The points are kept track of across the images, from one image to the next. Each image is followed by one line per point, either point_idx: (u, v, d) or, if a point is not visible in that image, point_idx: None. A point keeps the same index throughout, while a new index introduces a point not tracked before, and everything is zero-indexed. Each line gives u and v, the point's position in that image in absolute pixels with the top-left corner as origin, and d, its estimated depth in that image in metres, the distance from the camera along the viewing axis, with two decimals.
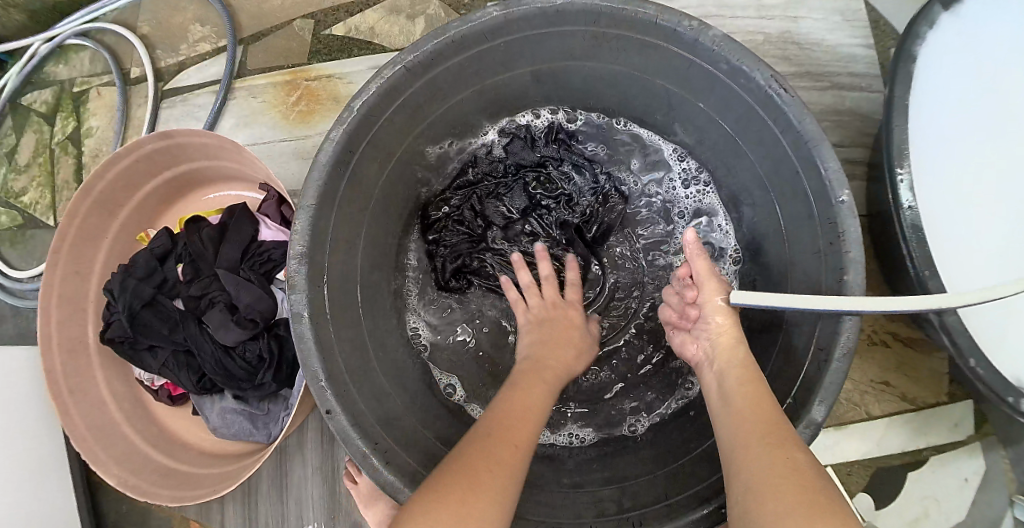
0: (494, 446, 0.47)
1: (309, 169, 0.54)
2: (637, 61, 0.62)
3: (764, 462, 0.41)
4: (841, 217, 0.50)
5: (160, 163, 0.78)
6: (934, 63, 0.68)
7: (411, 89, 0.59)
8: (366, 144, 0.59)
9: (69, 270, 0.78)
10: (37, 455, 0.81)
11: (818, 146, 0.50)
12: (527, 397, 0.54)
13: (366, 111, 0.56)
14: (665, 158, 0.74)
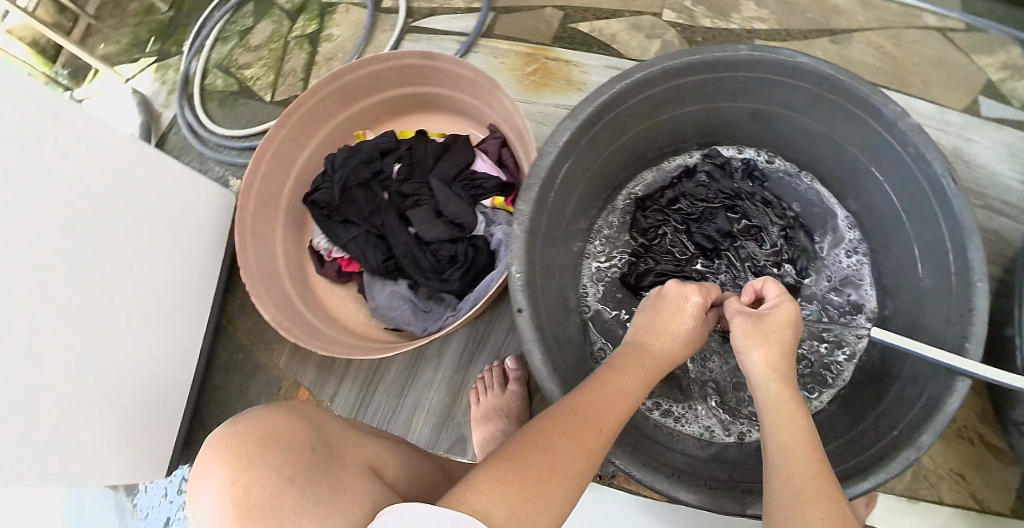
0: (575, 422, 0.46)
1: (564, 122, 0.66)
2: (840, 127, 0.74)
3: (829, 502, 0.41)
4: (975, 297, 0.60)
5: (407, 79, 0.91)
6: None
7: (660, 87, 0.71)
8: (612, 116, 0.71)
9: (290, 135, 0.90)
10: (189, 275, 0.91)
11: (971, 234, 0.61)
12: (623, 380, 0.53)
13: (620, 93, 0.69)
14: (838, 224, 0.83)
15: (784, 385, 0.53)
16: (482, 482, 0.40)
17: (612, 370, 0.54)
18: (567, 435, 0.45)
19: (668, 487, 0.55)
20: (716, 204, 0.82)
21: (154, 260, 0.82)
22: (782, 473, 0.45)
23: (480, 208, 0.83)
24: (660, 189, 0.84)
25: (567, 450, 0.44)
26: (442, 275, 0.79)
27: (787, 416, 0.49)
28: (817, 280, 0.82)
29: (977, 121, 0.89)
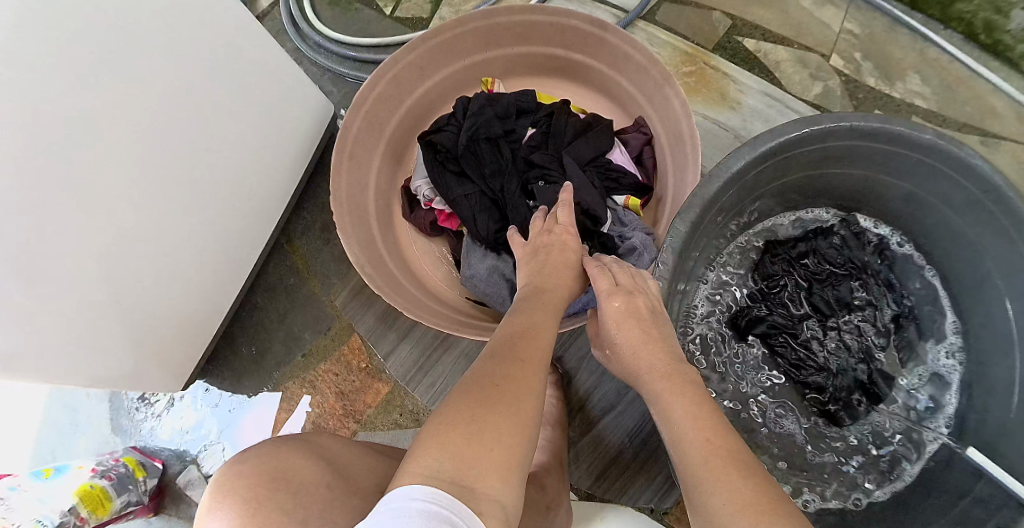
0: (509, 364, 0.43)
1: (728, 157, 0.61)
2: (981, 235, 0.67)
3: (746, 479, 0.39)
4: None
5: (562, 40, 0.84)
6: None
7: (839, 141, 0.66)
8: (784, 156, 0.66)
9: (417, 62, 0.82)
10: (266, 181, 0.82)
11: None
12: (534, 316, 0.51)
13: (801, 137, 0.63)
14: (944, 325, 0.75)
15: (659, 356, 0.51)
16: (424, 448, 0.36)
17: (531, 309, 0.52)
18: (504, 388, 0.41)
19: None
20: (840, 271, 0.79)
21: (229, 153, 0.74)
22: (697, 481, 0.41)
23: (610, 204, 0.77)
24: (792, 241, 0.81)
25: (507, 393, 0.40)
26: None
27: (689, 402, 0.46)
28: (899, 377, 0.77)
29: None
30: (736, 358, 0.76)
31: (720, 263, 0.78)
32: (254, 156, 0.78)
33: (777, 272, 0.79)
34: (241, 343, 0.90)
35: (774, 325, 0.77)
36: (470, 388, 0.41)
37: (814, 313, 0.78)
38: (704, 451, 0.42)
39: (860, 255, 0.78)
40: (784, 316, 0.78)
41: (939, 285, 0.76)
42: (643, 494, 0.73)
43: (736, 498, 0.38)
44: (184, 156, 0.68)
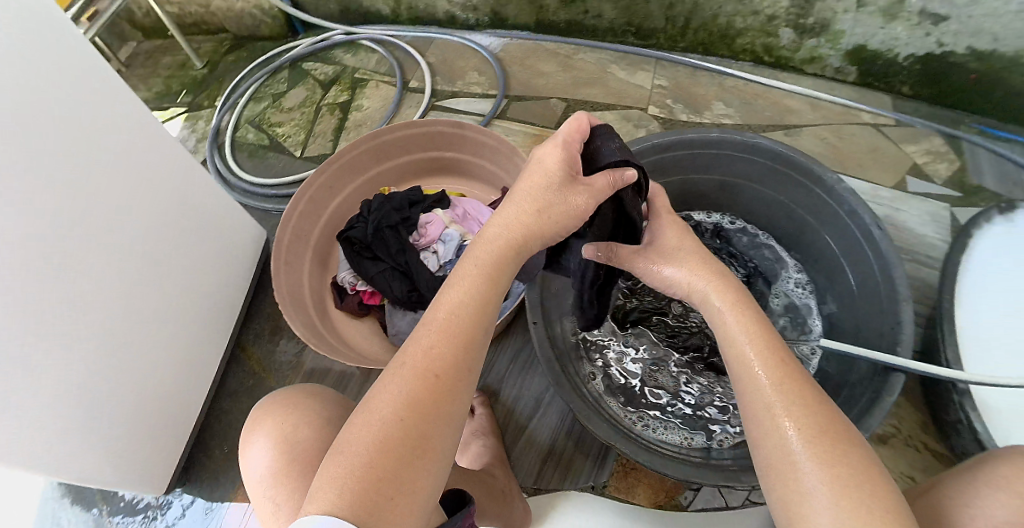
0: (417, 386, 0.48)
1: None
2: (788, 193, 0.94)
3: (813, 412, 0.48)
4: (903, 315, 0.75)
5: (434, 142, 1.05)
6: (991, 258, 0.94)
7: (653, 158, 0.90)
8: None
9: (325, 184, 1.02)
10: (216, 296, 0.98)
11: (896, 265, 0.78)
12: (444, 312, 0.53)
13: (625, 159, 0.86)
14: (788, 267, 1.00)
15: (754, 321, 0.56)
16: (350, 470, 0.45)
17: (433, 331, 0.52)
18: (423, 410, 0.47)
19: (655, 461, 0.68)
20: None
21: (182, 274, 0.89)
22: (771, 420, 0.48)
23: None
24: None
25: (429, 409, 0.48)
26: None
27: (782, 375, 0.50)
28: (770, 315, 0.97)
29: (903, 197, 1.06)
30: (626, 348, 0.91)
31: None
32: (206, 278, 0.95)
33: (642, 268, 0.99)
34: (212, 448, 1.00)
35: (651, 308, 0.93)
36: (398, 409, 0.47)
37: None
38: (772, 384, 0.50)
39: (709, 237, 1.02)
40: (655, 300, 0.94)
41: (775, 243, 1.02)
42: (586, 471, 0.88)
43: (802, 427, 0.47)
44: (151, 279, 0.83)
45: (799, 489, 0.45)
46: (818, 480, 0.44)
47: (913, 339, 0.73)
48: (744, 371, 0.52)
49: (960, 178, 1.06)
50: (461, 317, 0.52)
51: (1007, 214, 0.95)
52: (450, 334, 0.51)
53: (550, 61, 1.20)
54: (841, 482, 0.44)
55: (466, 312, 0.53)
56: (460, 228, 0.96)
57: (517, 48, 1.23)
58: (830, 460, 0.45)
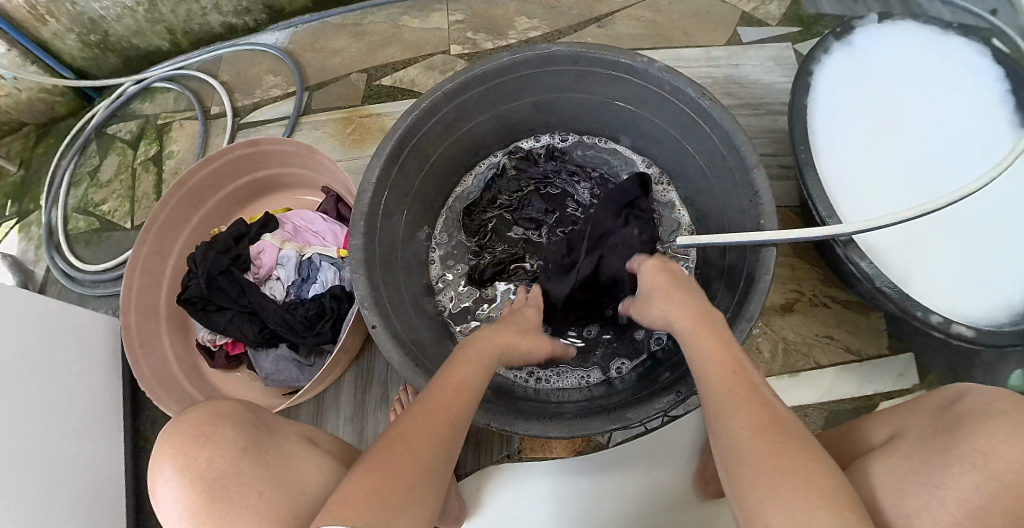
0: (404, 428, 0.51)
1: (371, 161, 0.76)
2: (607, 91, 0.86)
3: (748, 411, 0.50)
4: (755, 178, 0.68)
5: (240, 168, 0.99)
6: (831, 86, 0.90)
7: (444, 110, 0.82)
8: (412, 144, 0.81)
9: (153, 250, 0.96)
10: (92, 402, 0.94)
11: (736, 133, 0.70)
12: (455, 373, 0.58)
13: (413, 124, 0.78)
14: (637, 165, 0.96)
15: (688, 312, 0.64)
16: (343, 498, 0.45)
17: (456, 367, 0.60)
18: (425, 435, 0.51)
19: (540, 428, 0.63)
20: (529, 189, 0.96)
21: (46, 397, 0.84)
22: (724, 404, 0.51)
23: (331, 260, 0.91)
24: (479, 193, 0.96)
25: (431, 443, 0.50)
26: (314, 329, 0.84)
27: (708, 341, 0.58)
28: None
29: (737, 50, 1.01)
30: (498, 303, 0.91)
31: (437, 242, 0.93)
32: (81, 393, 0.91)
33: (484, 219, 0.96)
34: None
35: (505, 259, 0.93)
36: (402, 443, 0.50)
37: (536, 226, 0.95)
38: (728, 391, 0.52)
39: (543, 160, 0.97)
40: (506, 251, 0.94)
41: (616, 144, 0.97)
42: (495, 450, 0.89)
43: (756, 417, 0.49)
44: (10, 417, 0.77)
45: (739, 460, 0.47)
46: (749, 458, 0.46)
47: (774, 206, 0.66)
48: (693, 350, 0.59)
49: (794, 13, 1.03)
50: (471, 384, 0.58)
51: (841, 37, 0.91)
52: (440, 416, 0.53)
53: (342, 34, 1.12)
54: (778, 463, 0.45)
55: (465, 382, 0.58)
56: (294, 246, 0.91)
57: (306, 34, 1.14)
58: (776, 447, 0.46)
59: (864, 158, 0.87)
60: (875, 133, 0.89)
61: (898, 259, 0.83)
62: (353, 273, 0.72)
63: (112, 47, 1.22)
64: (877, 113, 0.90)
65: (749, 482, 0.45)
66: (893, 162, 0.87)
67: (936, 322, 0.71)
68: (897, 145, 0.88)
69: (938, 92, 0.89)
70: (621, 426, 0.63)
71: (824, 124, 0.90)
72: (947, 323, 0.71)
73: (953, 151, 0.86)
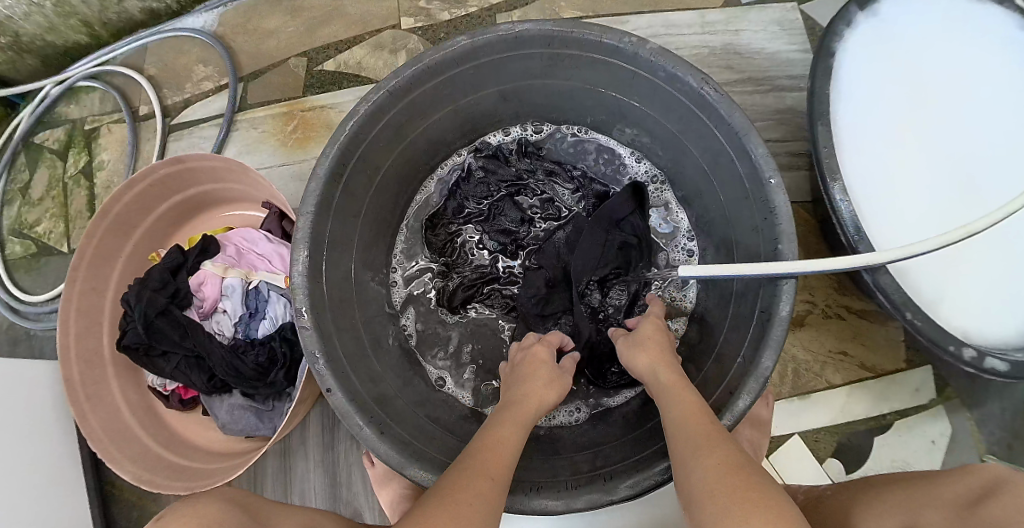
0: (470, 480, 0.46)
1: (309, 182, 0.61)
2: (588, 77, 0.72)
3: (707, 447, 0.48)
4: (772, 194, 0.60)
5: (171, 187, 0.87)
6: (855, 72, 0.87)
7: (393, 110, 0.67)
8: (358, 159, 0.67)
9: (85, 287, 0.85)
10: (46, 459, 0.87)
11: (748, 135, 0.61)
12: (505, 430, 0.53)
13: (356, 131, 0.64)
14: (625, 161, 0.84)
15: (675, 375, 0.59)
16: None
17: (504, 422, 0.54)
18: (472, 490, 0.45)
19: (529, 504, 0.55)
20: (500, 194, 0.84)
21: None
22: (690, 449, 0.48)
23: (279, 291, 0.81)
24: (443, 203, 0.84)
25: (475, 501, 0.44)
26: (267, 378, 0.77)
27: (682, 398, 0.55)
28: None
29: (736, 15, 0.97)
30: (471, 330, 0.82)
31: (398, 263, 0.83)
32: (33, 452, 0.84)
33: (451, 232, 0.84)
34: None
35: (477, 278, 0.82)
36: (450, 496, 0.44)
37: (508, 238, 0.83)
38: (695, 438, 0.49)
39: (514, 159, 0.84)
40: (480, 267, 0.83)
41: (598, 135, 0.84)
42: None
43: (723, 458, 0.46)
44: None
45: (708, 495, 0.43)
46: (717, 493, 0.43)
47: (794, 230, 0.59)
48: (667, 402, 0.56)
49: None
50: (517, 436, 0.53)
51: (865, 15, 0.87)
52: (495, 464, 0.49)
53: (276, 10, 0.96)
54: (738, 496, 0.42)
55: (514, 440, 0.52)
56: (239, 273, 0.80)
57: (236, 12, 0.97)
58: (734, 475, 0.44)
59: (887, 152, 0.85)
60: (902, 124, 0.86)
61: (924, 273, 0.83)
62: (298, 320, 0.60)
63: (27, 48, 1.05)
64: (899, 102, 0.86)
65: (717, 516, 0.41)
66: (919, 156, 0.84)
67: (968, 357, 0.73)
68: (919, 138, 0.85)
69: (967, 81, 0.86)
70: (618, 498, 0.56)
71: (846, 115, 0.86)
72: (979, 359, 0.74)
73: (981, 148, 0.83)
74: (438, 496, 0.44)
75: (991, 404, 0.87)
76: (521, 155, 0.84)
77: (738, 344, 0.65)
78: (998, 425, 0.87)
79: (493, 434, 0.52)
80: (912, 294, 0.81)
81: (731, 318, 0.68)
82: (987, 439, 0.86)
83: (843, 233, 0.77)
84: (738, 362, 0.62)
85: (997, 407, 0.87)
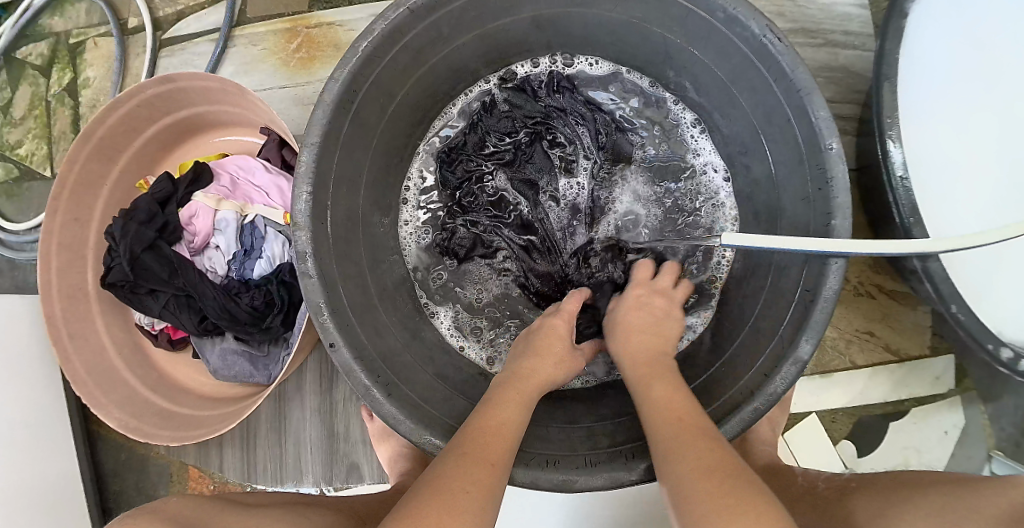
0: (471, 468, 0.44)
1: (313, 108, 0.54)
2: (637, 10, 0.63)
3: (693, 452, 0.43)
4: (829, 163, 0.53)
5: (159, 109, 0.78)
6: (925, 28, 0.74)
7: (413, 32, 0.59)
8: (370, 86, 0.59)
9: (68, 217, 0.78)
10: (31, 398, 0.83)
11: (810, 93, 0.53)
12: (506, 412, 0.50)
13: (368, 56, 0.56)
14: (665, 104, 0.76)
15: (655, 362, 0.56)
16: None
17: (505, 404, 0.51)
18: (486, 491, 0.43)
19: (545, 478, 0.51)
20: (524, 133, 0.77)
21: None
22: (668, 445, 0.45)
23: (278, 229, 0.74)
24: (461, 134, 0.77)
25: (483, 507, 0.42)
26: (264, 323, 0.71)
27: (661, 384, 0.52)
28: (644, 169, 0.77)
29: None
30: (482, 271, 0.76)
31: (409, 195, 0.76)
32: (16, 390, 0.79)
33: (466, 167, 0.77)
34: None
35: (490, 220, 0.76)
36: (451, 508, 0.40)
37: (523, 180, 0.77)
38: (672, 429, 0.47)
39: (540, 92, 0.76)
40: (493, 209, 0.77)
41: (637, 77, 0.76)
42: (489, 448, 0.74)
43: (699, 457, 0.43)
44: None
45: (681, 496, 0.41)
46: (692, 498, 0.41)
47: (851, 203, 0.52)
48: (641, 391, 0.53)
49: None
50: (512, 426, 0.49)
51: None
52: (498, 448, 0.46)
53: None
54: (713, 494, 0.40)
55: (516, 422, 0.50)
56: (233, 206, 0.73)
57: None
58: (721, 484, 0.40)
59: (949, 127, 0.75)
60: (968, 95, 0.75)
61: (969, 266, 0.74)
62: (300, 267, 0.54)
63: None
64: (966, 69, 0.75)
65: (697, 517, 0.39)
66: (980, 131, 0.74)
67: (1005, 358, 0.67)
68: (984, 113, 0.74)
69: None
70: (639, 478, 0.51)
71: (908, 80, 0.75)
72: (1014, 360, 0.67)
73: None
74: (441, 479, 0.43)
75: (1008, 399, 0.81)
76: (550, 88, 0.76)
77: (772, 322, 0.59)
78: (1013, 421, 0.81)
79: (491, 416, 0.50)
80: (959, 288, 0.72)
81: (768, 293, 0.61)
82: (999, 435, 0.81)
83: (896, 212, 0.70)
84: (774, 339, 0.56)
85: (1014, 402, 0.81)
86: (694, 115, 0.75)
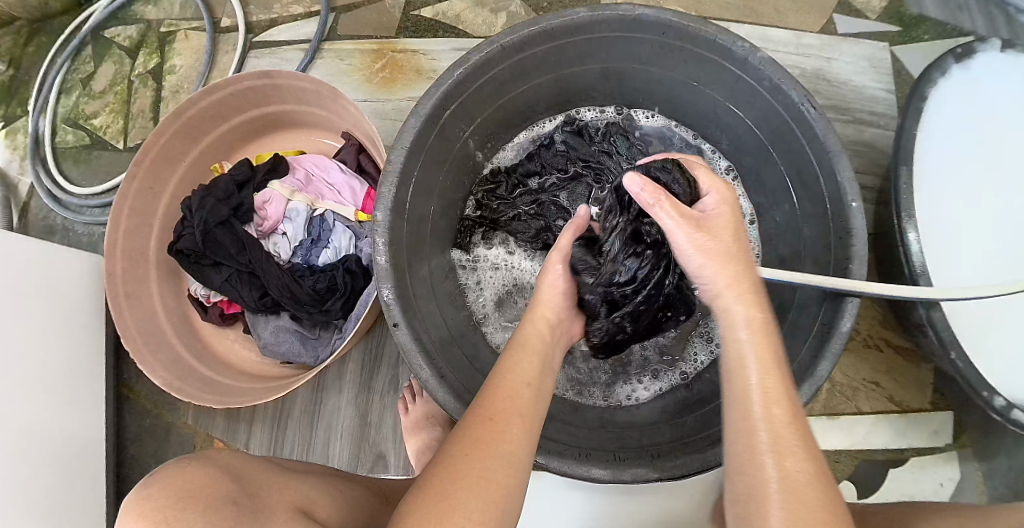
0: (475, 428, 0.47)
1: (409, 117, 0.62)
2: (689, 72, 0.72)
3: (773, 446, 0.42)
4: (851, 216, 0.60)
5: (249, 101, 0.86)
6: (944, 110, 0.84)
7: (501, 65, 0.67)
8: (458, 104, 0.67)
9: (144, 185, 0.85)
10: (71, 354, 0.87)
11: (839, 157, 0.61)
12: (517, 364, 0.53)
13: (462, 79, 0.64)
14: (706, 159, 0.84)
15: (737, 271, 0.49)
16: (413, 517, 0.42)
17: (514, 358, 0.54)
18: (487, 445, 0.46)
19: (579, 469, 0.56)
20: (575, 170, 0.85)
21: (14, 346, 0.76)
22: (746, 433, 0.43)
23: (347, 223, 0.80)
24: (520, 163, 0.85)
25: (498, 450, 0.46)
26: (324, 306, 0.77)
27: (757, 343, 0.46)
28: None
29: (832, 42, 0.97)
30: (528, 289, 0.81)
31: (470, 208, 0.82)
32: (57, 345, 0.83)
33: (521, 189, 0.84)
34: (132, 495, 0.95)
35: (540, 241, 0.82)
36: (453, 473, 0.44)
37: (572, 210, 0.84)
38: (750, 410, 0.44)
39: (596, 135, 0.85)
40: (543, 231, 0.83)
41: (685, 132, 0.85)
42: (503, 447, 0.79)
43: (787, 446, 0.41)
44: None
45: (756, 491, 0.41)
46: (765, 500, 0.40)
47: (866, 252, 0.59)
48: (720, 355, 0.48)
49: (894, 10, 0.98)
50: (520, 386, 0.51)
51: (959, 59, 0.83)
52: (513, 405, 0.49)
53: None
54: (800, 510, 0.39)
55: (527, 377, 0.52)
56: (305, 199, 0.80)
57: None
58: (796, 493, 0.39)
59: (961, 196, 0.84)
60: (979, 172, 0.84)
61: (973, 319, 0.82)
62: (374, 246, 0.60)
63: None
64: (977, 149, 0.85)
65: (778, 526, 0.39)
66: (990, 203, 0.83)
67: (998, 405, 0.73)
68: (992, 188, 0.84)
69: None
70: (664, 476, 0.56)
71: (929, 153, 0.84)
72: (1007, 408, 0.73)
73: None
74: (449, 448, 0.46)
75: (1000, 459, 0.86)
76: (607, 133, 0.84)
77: (791, 355, 0.65)
78: (1005, 482, 0.85)
79: (499, 374, 0.52)
80: (961, 338, 0.80)
81: (789, 329, 0.68)
82: (992, 492, 0.86)
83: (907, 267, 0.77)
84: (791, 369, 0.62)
85: (1007, 463, 0.86)
86: (729, 164, 0.83)
